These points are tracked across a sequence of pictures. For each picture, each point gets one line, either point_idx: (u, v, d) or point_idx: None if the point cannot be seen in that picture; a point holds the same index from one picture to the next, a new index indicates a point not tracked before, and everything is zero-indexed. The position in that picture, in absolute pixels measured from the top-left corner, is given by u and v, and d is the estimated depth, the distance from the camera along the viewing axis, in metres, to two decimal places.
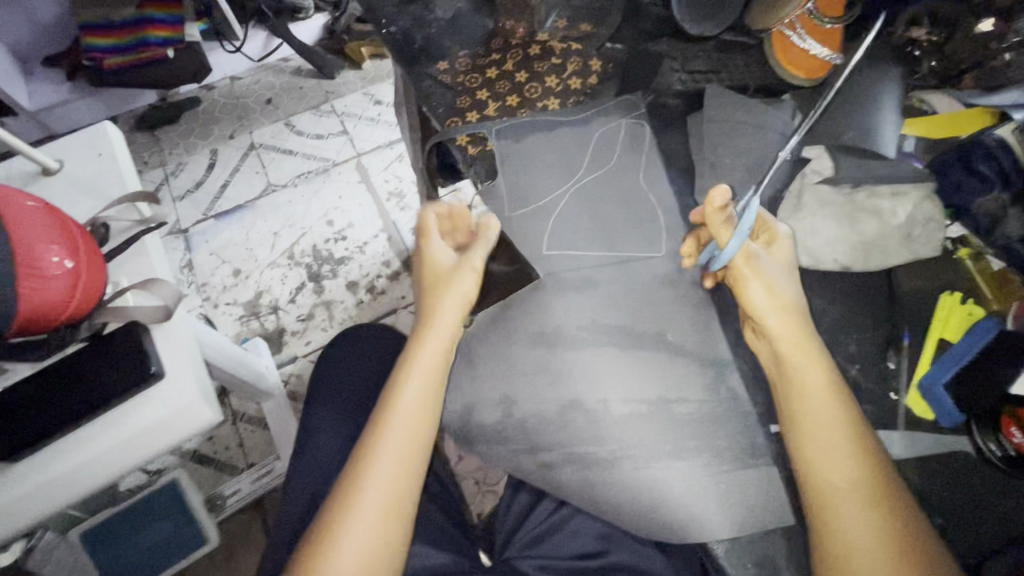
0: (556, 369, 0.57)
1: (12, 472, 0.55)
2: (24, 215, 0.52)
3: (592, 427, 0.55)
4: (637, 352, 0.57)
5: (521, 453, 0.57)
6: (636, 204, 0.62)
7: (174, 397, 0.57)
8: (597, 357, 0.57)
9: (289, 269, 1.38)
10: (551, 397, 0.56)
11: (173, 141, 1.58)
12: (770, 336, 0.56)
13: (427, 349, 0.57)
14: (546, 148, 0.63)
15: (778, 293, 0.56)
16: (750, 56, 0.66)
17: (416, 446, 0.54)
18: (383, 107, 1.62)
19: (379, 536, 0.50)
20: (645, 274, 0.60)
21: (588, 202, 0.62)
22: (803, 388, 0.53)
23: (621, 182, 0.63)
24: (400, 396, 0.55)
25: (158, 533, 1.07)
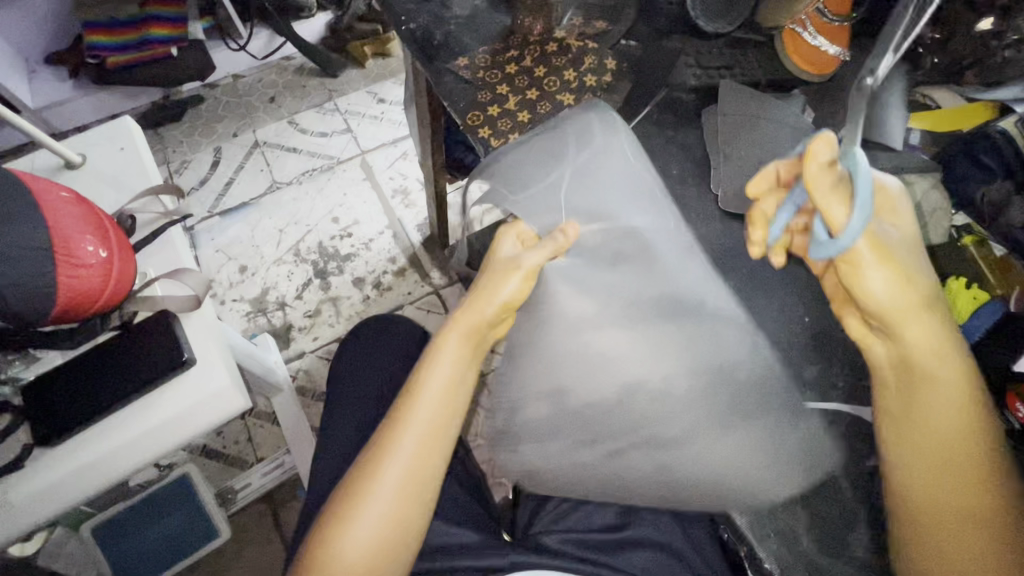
0: (602, 355, 0.50)
1: (39, 461, 0.54)
2: (62, 205, 0.54)
3: (655, 408, 0.49)
4: (679, 328, 0.50)
5: (580, 444, 0.52)
6: (629, 180, 0.56)
7: (205, 383, 0.58)
8: (643, 335, 0.50)
9: (296, 266, 1.39)
10: (599, 386, 0.50)
11: (177, 139, 1.58)
12: (898, 337, 0.44)
13: (446, 347, 0.51)
14: (521, 152, 0.58)
15: (892, 261, 0.44)
16: (763, 54, 0.68)
17: (445, 422, 0.50)
18: (386, 105, 1.63)
19: (402, 507, 0.48)
20: (658, 241, 0.53)
21: (581, 177, 0.56)
22: (930, 383, 0.44)
23: (611, 159, 0.56)
24: (436, 365, 0.50)
25: (170, 526, 1.07)
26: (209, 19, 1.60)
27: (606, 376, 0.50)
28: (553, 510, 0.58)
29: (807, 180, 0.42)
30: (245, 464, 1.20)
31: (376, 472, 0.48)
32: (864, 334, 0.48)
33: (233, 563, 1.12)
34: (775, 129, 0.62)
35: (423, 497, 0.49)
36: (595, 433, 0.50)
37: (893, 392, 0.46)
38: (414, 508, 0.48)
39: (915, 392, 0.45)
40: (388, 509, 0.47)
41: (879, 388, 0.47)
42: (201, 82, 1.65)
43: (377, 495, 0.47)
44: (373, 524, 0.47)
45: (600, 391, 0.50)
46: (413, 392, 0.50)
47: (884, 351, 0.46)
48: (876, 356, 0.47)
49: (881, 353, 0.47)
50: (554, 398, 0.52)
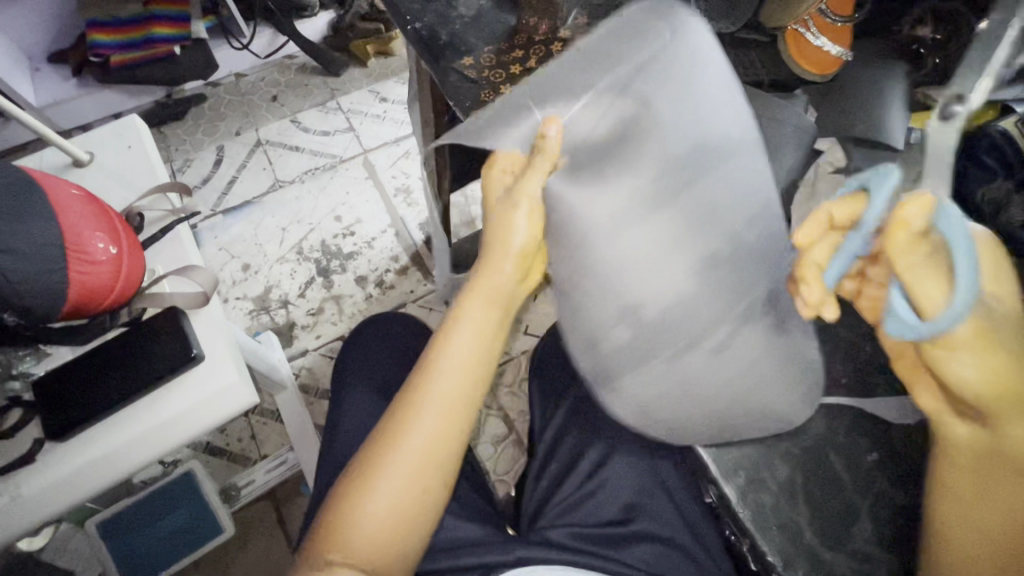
0: (656, 243, 0.47)
1: (50, 455, 0.55)
2: (70, 203, 0.54)
3: (736, 269, 0.49)
4: (722, 209, 0.47)
5: (680, 348, 0.50)
6: (649, 73, 0.46)
7: (213, 378, 0.58)
8: (682, 208, 0.47)
9: (298, 264, 1.39)
10: (660, 284, 0.48)
11: (180, 137, 1.58)
12: (972, 417, 0.43)
13: (474, 302, 0.51)
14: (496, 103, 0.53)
15: (993, 340, 0.40)
16: (767, 53, 0.68)
17: (466, 395, 0.49)
18: (388, 104, 1.63)
19: (420, 474, 0.46)
20: (679, 92, 0.46)
21: (568, 78, 0.49)
22: (998, 463, 0.42)
23: (614, 52, 0.48)
24: (458, 329, 0.50)
25: (174, 523, 1.07)
26: (212, 17, 1.61)
27: (665, 274, 0.48)
28: (559, 504, 0.58)
29: (896, 253, 0.41)
30: (249, 460, 1.21)
31: (395, 439, 0.46)
32: (937, 407, 0.46)
33: (237, 558, 1.12)
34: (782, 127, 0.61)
35: (440, 472, 0.47)
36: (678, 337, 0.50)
37: (960, 470, 0.44)
38: (430, 478, 0.47)
39: (986, 477, 0.43)
40: (404, 478, 0.46)
41: (942, 463, 0.45)
42: (204, 81, 1.66)
43: (395, 462, 0.46)
44: (390, 492, 0.45)
45: (665, 291, 0.48)
46: (439, 352, 0.49)
47: (968, 434, 0.44)
48: (951, 438, 0.45)
49: (961, 438, 0.44)
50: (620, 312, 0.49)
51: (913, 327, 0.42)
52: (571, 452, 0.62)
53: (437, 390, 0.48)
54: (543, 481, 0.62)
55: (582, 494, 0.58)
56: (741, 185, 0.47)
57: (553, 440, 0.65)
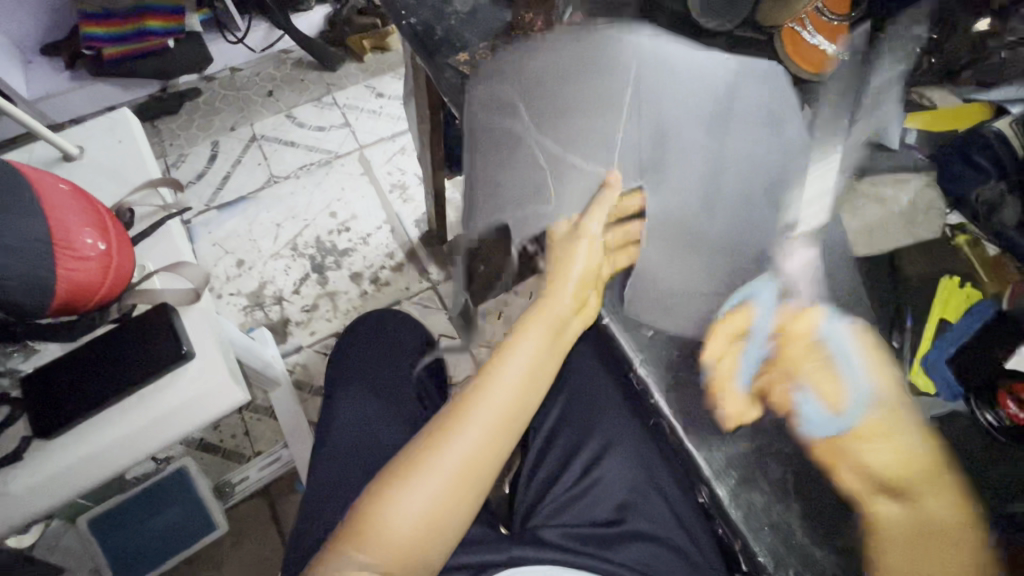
0: (725, 232, 0.49)
1: (40, 453, 0.54)
2: (57, 197, 0.54)
3: (838, 260, 0.48)
4: (750, 174, 0.50)
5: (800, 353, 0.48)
6: (655, 106, 0.54)
7: (204, 376, 0.58)
8: (728, 190, 0.50)
9: (293, 260, 1.39)
10: (738, 265, 0.49)
11: (174, 131, 1.57)
12: (899, 497, 0.39)
13: (539, 320, 0.49)
14: (493, 182, 0.59)
15: (894, 431, 0.40)
16: (762, 52, 0.67)
17: (514, 414, 0.47)
18: (384, 100, 1.62)
19: (455, 487, 0.45)
20: (677, 107, 0.52)
21: (562, 131, 0.56)
22: (938, 547, 0.38)
23: (603, 88, 0.56)
24: (517, 351, 0.48)
25: (167, 520, 1.07)
26: (207, 11, 1.60)
27: (737, 248, 0.49)
28: (550, 504, 0.59)
29: (799, 347, 0.43)
30: (243, 457, 1.20)
31: (433, 450, 0.45)
32: (871, 498, 0.40)
33: (231, 555, 1.12)
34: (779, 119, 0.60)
35: (477, 485, 0.46)
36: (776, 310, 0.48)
37: (902, 553, 0.39)
38: (466, 491, 0.45)
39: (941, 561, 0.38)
40: (437, 489, 0.45)
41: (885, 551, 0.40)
42: (198, 75, 1.65)
43: (431, 473, 0.45)
44: (419, 502, 0.44)
45: (744, 258, 0.49)
46: (499, 367, 0.47)
47: (897, 516, 0.39)
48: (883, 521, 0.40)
49: (891, 519, 0.40)
50: (725, 295, 0.49)
51: (830, 418, 0.42)
52: (565, 450, 0.63)
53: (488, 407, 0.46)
54: (535, 481, 0.62)
55: (574, 494, 0.59)
56: (750, 145, 0.50)
57: (546, 437, 0.65)
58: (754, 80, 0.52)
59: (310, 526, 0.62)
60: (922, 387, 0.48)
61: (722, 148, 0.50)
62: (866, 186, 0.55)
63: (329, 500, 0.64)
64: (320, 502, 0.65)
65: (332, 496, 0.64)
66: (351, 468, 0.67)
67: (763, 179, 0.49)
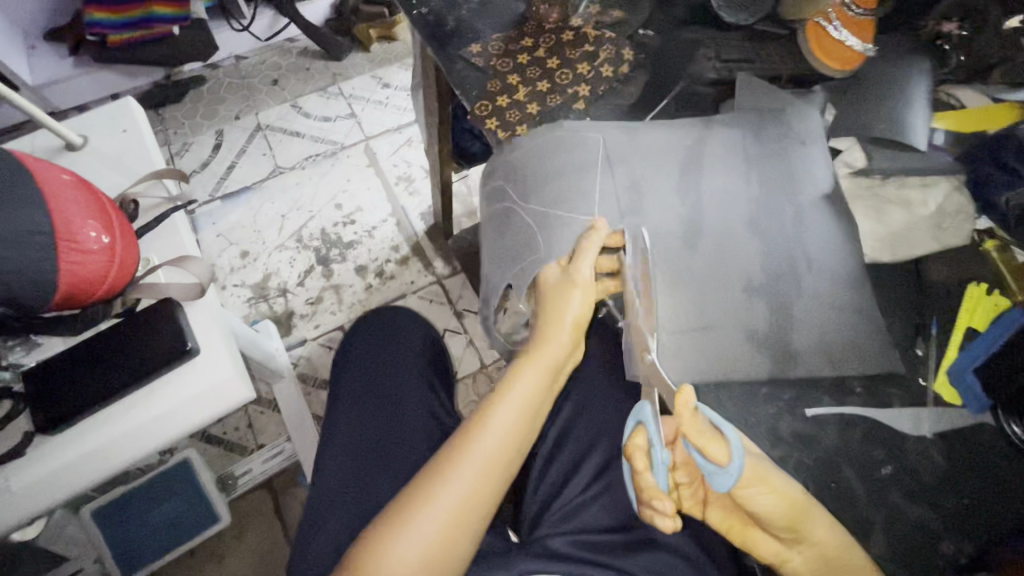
0: (711, 269, 0.51)
1: (44, 448, 0.53)
2: (61, 188, 0.52)
3: (835, 286, 0.50)
4: (726, 216, 0.53)
5: (821, 374, 0.48)
6: (645, 155, 0.55)
7: (209, 373, 0.57)
8: (706, 234, 0.52)
9: (298, 252, 1.37)
10: (731, 295, 0.50)
11: (179, 120, 1.55)
12: (811, 542, 0.41)
13: (534, 365, 0.52)
14: (495, 251, 0.58)
15: (771, 475, 0.41)
16: (784, 49, 0.64)
17: (509, 456, 0.50)
18: (391, 90, 1.60)
19: (454, 526, 0.46)
20: (650, 168, 0.55)
21: (546, 197, 0.55)
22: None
23: (583, 145, 0.55)
24: (508, 397, 0.51)
25: (169, 512, 1.07)
26: None
27: (738, 279, 0.50)
28: (559, 510, 0.57)
29: (682, 422, 0.42)
30: (246, 450, 1.20)
31: (430, 493, 0.47)
32: (779, 553, 0.43)
33: (234, 547, 1.12)
34: (799, 120, 0.58)
35: (475, 523, 0.48)
36: (781, 319, 0.49)
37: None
38: (465, 529, 0.47)
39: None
40: (438, 529, 0.46)
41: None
42: (203, 62, 1.63)
43: (431, 514, 0.46)
44: (421, 541, 0.45)
45: (735, 289, 0.50)
46: (494, 404, 0.51)
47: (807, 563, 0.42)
48: (794, 567, 0.42)
49: (801, 566, 0.42)
50: (731, 325, 0.49)
51: (725, 480, 0.40)
52: (575, 454, 0.61)
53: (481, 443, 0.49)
54: (544, 485, 0.61)
55: (584, 499, 0.57)
56: (726, 188, 0.54)
57: (556, 441, 0.64)
58: (721, 135, 0.57)
59: (318, 527, 0.62)
60: (947, 398, 0.47)
61: (698, 195, 0.53)
62: (892, 188, 0.54)
63: (337, 505, 0.63)
64: (326, 502, 0.64)
65: (339, 497, 0.64)
66: (357, 469, 0.66)
67: (740, 216, 0.53)
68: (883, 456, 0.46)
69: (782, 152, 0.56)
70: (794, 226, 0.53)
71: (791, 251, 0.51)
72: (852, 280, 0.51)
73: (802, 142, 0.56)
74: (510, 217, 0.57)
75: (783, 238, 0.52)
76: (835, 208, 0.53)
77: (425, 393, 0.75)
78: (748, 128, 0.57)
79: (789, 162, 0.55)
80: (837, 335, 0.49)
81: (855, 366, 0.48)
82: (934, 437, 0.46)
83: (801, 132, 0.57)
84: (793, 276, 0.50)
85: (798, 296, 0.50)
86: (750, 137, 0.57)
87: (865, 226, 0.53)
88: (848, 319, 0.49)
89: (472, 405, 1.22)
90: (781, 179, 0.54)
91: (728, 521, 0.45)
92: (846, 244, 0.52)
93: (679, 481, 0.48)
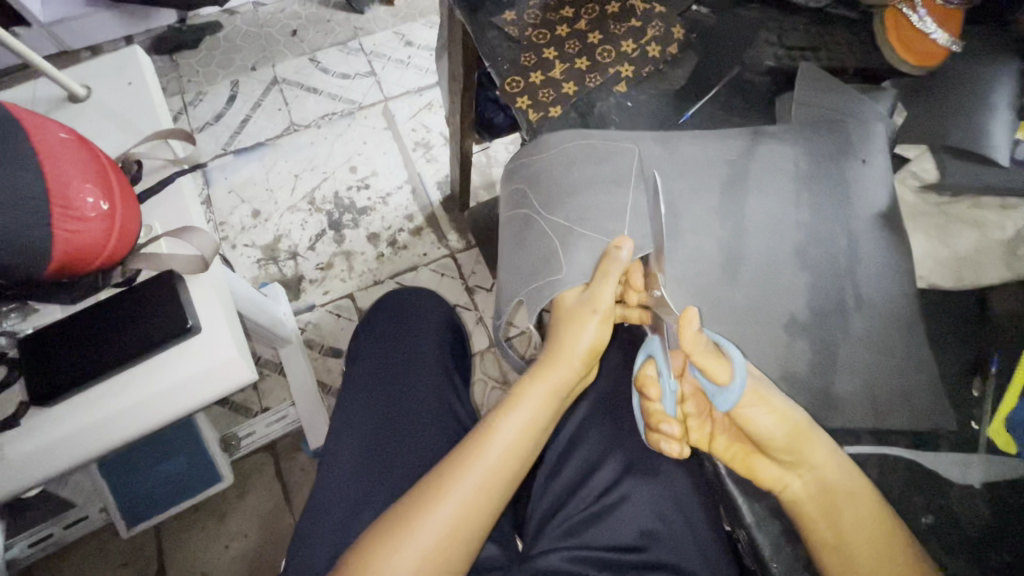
0: (749, 304, 0.48)
1: (41, 419, 0.51)
2: (53, 147, 0.49)
3: (884, 316, 0.47)
4: (772, 242, 0.49)
5: (866, 410, 0.45)
6: (691, 167, 0.52)
7: (209, 352, 0.54)
8: (749, 265, 0.49)
9: (310, 215, 1.34)
10: (769, 333, 0.47)
11: (193, 68, 1.49)
12: (809, 466, 0.41)
13: (542, 387, 0.51)
14: (511, 262, 0.54)
15: (772, 394, 0.41)
16: (856, 37, 0.59)
17: (510, 474, 0.49)
18: (413, 49, 1.52)
19: (450, 538, 0.45)
20: (689, 186, 0.51)
21: (571, 210, 0.52)
22: (846, 496, 0.41)
23: (619, 155, 0.52)
24: (512, 415, 0.50)
25: (171, 469, 1.05)
26: None
27: (775, 313, 0.47)
28: (565, 522, 0.55)
29: (687, 343, 0.42)
30: (250, 412, 1.19)
31: (431, 502, 0.46)
32: (779, 478, 0.42)
33: (235, 507, 1.13)
34: (861, 124, 0.53)
35: (472, 536, 0.47)
36: (826, 362, 0.46)
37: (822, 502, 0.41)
38: (461, 541, 0.46)
39: (839, 511, 0.41)
40: (436, 539, 0.45)
41: (807, 525, 0.41)
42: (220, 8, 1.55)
43: (427, 526, 0.45)
44: (418, 549, 0.44)
45: (775, 327, 0.47)
46: (497, 421, 0.50)
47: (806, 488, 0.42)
48: (796, 496, 0.41)
49: (800, 492, 0.41)
50: (763, 362, 0.46)
51: (727, 398, 0.41)
52: (585, 462, 0.58)
53: (481, 461, 0.48)
54: (550, 493, 0.58)
55: (595, 512, 0.55)
56: (775, 212, 0.50)
57: (566, 447, 0.60)
58: (771, 148, 0.52)
59: (320, 517, 0.60)
60: (1000, 446, 0.44)
61: (742, 218, 0.50)
62: (965, 207, 0.50)
63: (339, 493, 0.61)
64: (331, 490, 0.62)
65: (346, 487, 0.62)
66: (362, 455, 0.64)
67: (787, 243, 0.49)
68: (922, 506, 0.43)
69: (839, 171, 0.51)
70: (849, 254, 0.49)
71: (842, 286, 0.48)
72: (904, 317, 0.47)
73: (864, 160, 0.52)
74: (530, 226, 0.53)
75: (833, 271, 0.48)
76: (891, 227, 0.50)
77: (443, 388, 0.72)
78: (802, 146, 0.52)
79: (846, 180, 0.51)
80: (877, 372, 0.46)
81: (894, 405, 0.45)
82: (982, 490, 0.43)
83: (863, 150, 0.52)
84: (843, 315, 0.47)
85: (845, 336, 0.47)
86: (806, 154, 0.52)
87: (919, 248, 0.50)
88: (898, 353, 0.46)
89: (478, 383, 1.20)
90: (835, 202, 0.50)
91: (732, 451, 0.45)
92: (897, 275, 0.48)
93: (687, 411, 0.49)
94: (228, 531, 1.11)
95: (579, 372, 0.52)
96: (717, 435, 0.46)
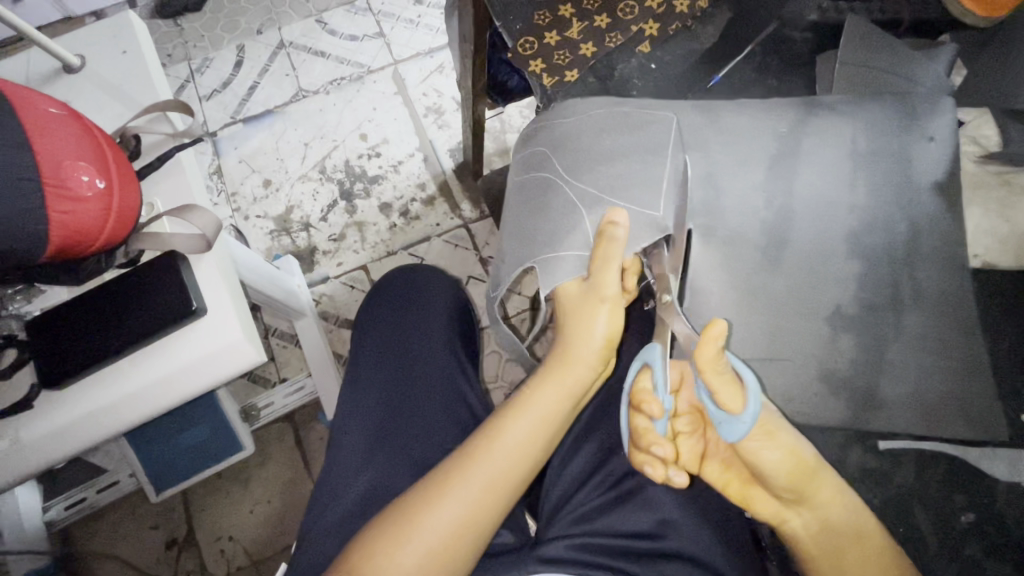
0: (790, 298, 0.46)
1: (51, 402, 0.51)
2: (47, 123, 0.47)
3: (929, 305, 0.45)
4: (821, 229, 0.46)
5: (906, 400, 0.45)
6: (728, 139, 0.48)
7: (214, 335, 0.53)
8: (790, 248, 0.46)
9: (321, 184, 1.31)
10: (810, 328, 0.46)
11: (198, 33, 1.44)
12: (813, 504, 0.43)
13: (552, 387, 0.50)
14: (524, 231, 0.51)
15: (779, 431, 0.42)
16: None
17: (523, 470, 0.48)
18: (423, 8, 1.45)
19: (456, 537, 0.44)
20: (723, 162, 0.48)
21: (600, 178, 0.48)
22: (853, 524, 0.43)
23: (655, 124, 0.49)
24: (522, 416, 0.49)
25: (195, 437, 1.05)
26: None
27: (818, 308, 0.46)
28: (577, 508, 0.55)
29: (704, 363, 0.40)
30: (269, 382, 1.20)
31: (435, 499, 0.45)
32: (777, 513, 0.45)
33: (256, 474, 1.14)
34: (908, 86, 0.50)
35: (479, 535, 0.46)
36: (867, 358, 0.45)
37: (818, 534, 0.43)
38: (468, 536, 0.45)
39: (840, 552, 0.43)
40: (441, 537, 0.44)
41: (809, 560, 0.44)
42: None
43: (432, 523, 0.44)
44: (422, 545, 0.43)
45: (814, 320, 0.46)
46: (508, 420, 0.49)
47: (804, 525, 0.44)
48: (795, 532, 0.44)
49: (799, 529, 0.44)
50: (804, 360, 0.46)
51: (736, 428, 0.41)
52: (600, 449, 0.58)
53: (489, 459, 0.47)
54: (563, 479, 0.57)
55: (611, 499, 0.54)
56: (819, 193, 0.47)
57: (579, 434, 0.60)
58: (809, 121, 0.48)
59: (332, 502, 0.60)
60: None
61: (788, 194, 0.47)
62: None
63: (348, 480, 0.61)
64: (339, 480, 0.61)
65: (356, 477, 0.61)
66: (373, 442, 0.63)
67: (829, 226, 0.46)
68: (963, 504, 0.45)
69: (887, 144, 0.47)
70: (908, 241, 0.46)
71: (900, 279, 0.45)
72: (962, 314, 0.45)
73: (930, 138, 0.48)
74: (555, 190, 0.49)
75: (882, 256, 0.46)
76: (946, 203, 0.47)
77: (453, 377, 0.70)
78: (846, 115, 0.48)
79: (898, 156, 0.47)
80: (919, 366, 0.45)
81: (938, 394, 0.45)
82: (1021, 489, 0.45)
83: (925, 126, 0.48)
84: (895, 313, 0.45)
85: (891, 331, 0.45)
86: (862, 126, 0.48)
87: (983, 224, 0.48)
88: (952, 348, 0.45)
89: (492, 355, 1.19)
90: (886, 178, 0.47)
91: (725, 478, 0.48)
92: (947, 262, 0.46)
93: (679, 428, 0.51)
94: (251, 496, 1.13)
95: (590, 368, 0.51)
96: (710, 460, 0.49)
